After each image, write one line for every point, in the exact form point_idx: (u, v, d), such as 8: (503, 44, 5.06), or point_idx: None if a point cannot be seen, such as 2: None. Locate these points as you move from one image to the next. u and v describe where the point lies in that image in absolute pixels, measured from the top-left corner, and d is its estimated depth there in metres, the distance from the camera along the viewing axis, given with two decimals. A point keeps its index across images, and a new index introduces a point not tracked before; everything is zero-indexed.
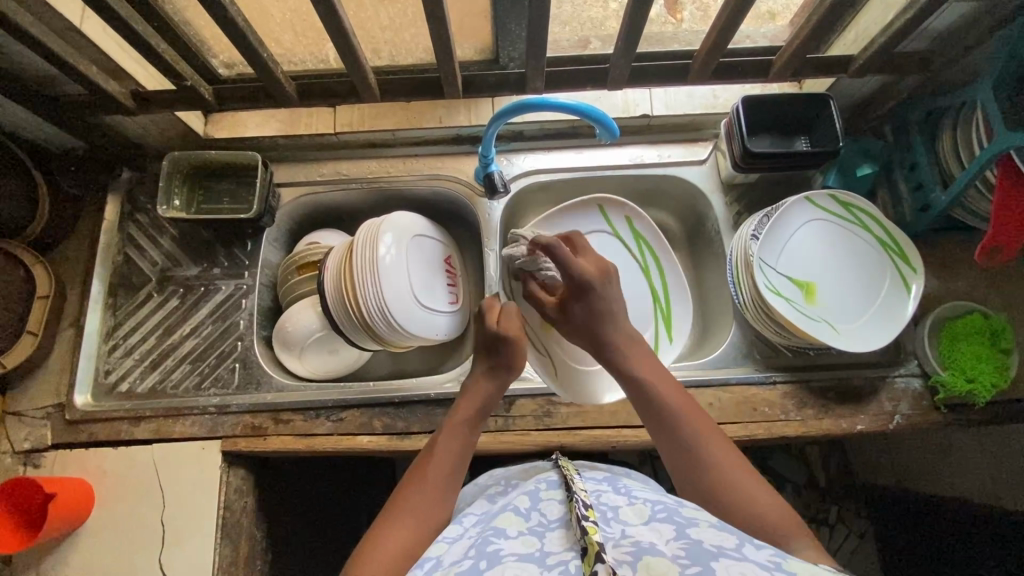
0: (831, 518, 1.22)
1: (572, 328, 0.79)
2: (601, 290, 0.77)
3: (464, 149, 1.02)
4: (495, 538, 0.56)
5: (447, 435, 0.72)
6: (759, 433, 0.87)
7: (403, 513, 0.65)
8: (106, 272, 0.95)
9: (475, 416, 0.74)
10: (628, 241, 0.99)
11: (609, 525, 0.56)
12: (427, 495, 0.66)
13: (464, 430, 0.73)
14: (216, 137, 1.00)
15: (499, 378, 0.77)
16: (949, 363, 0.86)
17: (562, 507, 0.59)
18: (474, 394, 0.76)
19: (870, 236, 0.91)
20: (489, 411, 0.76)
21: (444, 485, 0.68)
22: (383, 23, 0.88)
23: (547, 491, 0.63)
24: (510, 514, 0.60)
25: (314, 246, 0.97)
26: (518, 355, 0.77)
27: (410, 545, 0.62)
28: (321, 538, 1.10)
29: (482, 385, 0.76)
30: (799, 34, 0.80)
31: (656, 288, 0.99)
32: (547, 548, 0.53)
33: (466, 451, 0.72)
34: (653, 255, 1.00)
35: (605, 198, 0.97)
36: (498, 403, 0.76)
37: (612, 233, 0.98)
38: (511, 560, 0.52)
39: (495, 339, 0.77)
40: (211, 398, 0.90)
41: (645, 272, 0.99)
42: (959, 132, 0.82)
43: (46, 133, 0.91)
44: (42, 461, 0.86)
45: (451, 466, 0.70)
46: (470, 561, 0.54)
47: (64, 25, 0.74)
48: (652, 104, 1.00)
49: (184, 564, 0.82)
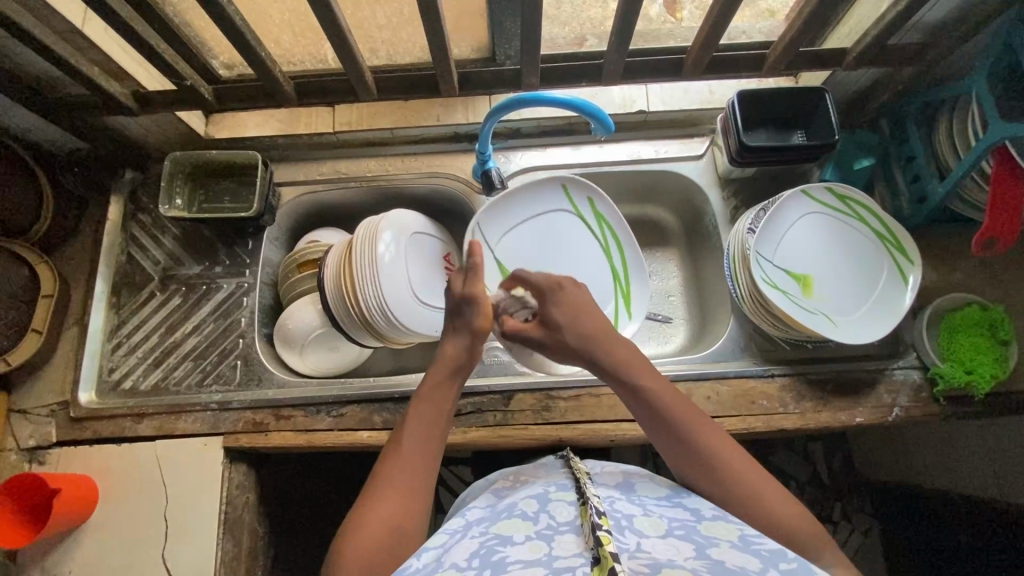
0: (835, 515, 1.21)
1: (553, 331, 0.76)
2: (571, 290, 0.79)
3: (462, 147, 1.03)
4: (500, 546, 0.54)
5: (422, 404, 0.72)
6: (758, 426, 0.87)
7: (387, 487, 0.65)
8: (109, 272, 0.96)
9: (446, 381, 0.74)
10: (591, 222, 0.98)
11: (624, 536, 0.54)
12: (407, 468, 0.67)
13: (436, 396, 0.73)
14: (217, 137, 1.02)
15: (466, 337, 0.76)
16: (948, 354, 0.86)
17: (571, 510, 0.58)
18: (442, 357, 0.75)
19: (866, 229, 0.91)
20: (462, 369, 0.75)
21: (425, 453, 0.69)
22: (380, 22, 0.89)
23: (557, 493, 0.61)
24: (516, 520, 0.58)
25: (314, 245, 0.98)
26: (483, 314, 0.76)
27: (397, 519, 0.63)
28: (322, 535, 1.10)
29: (448, 348, 0.76)
30: (790, 28, 0.80)
31: (616, 266, 0.99)
32: (556, 552, 0.52)
33: (439, 416, 0.72)
34: (614, 234, 0.99)
35: (569, 178, 0.96)
36: (472, 360, 0.76)
37: (573, 212, 0.98)
38: (518, 566, 0.51)
39: (460, 301, 0.78)
40: (213, 394, 0.91)
41: (606, 250, 0.99)
42: (955, 124, 0.82)
43: (52, 136, 0.92)
44: (47, 458, 0.87)
45: (426, 438, 0.70)
46: (474, 571, 0.52)
47: (67, 27, 0.75)
48: (649, 100, 1.02)
49: (187, 559, 0.83)
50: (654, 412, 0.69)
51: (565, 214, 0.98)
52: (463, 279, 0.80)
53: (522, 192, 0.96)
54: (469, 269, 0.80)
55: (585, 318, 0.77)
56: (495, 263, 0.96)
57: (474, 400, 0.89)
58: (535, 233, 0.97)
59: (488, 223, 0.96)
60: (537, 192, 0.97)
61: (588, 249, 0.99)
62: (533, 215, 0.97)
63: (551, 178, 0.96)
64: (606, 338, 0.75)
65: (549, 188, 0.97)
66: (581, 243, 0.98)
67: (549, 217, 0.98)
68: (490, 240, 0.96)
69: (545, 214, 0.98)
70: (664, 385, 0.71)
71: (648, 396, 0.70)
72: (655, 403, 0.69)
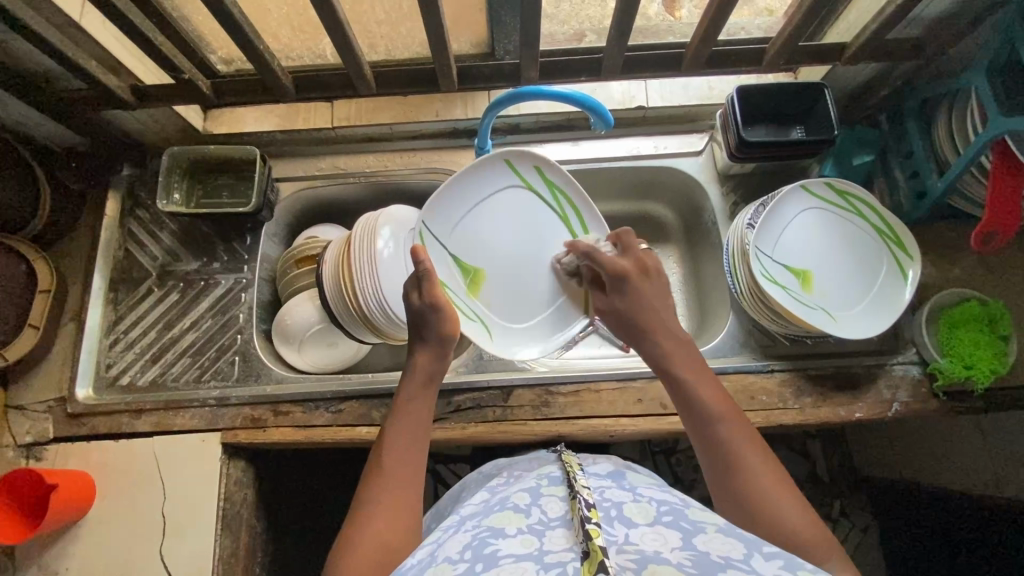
0: (834, 513, 1.22)
1: (614, 317, 0.77)
2: (640, 283, 0.75)
3: (462, 143, 1.04)
4: (492, 538, 0.54)
5: (400, 419, 0.71)
6: (758, 421, 0.87)
7: (374, 503, 0.64)
8: (107, 267, 0.96)
9: (420, 395, 0.73)
10: (543, 194, 0.91)
11: (612, 527, 0.53)
12: (388, 484, 0.66)
13: (411, 409, 0.72)
14: (215, 133, 1.01)
15: (436, 351, 0.74)
16: (948, 349, 0.86)
17: (563, 505, 0.57)
18: (413, 370, 0.74)
19: (866, 224, 0.91)
20: (434, 382, 0.74)
21: (408, 467, 0.67)
22: (379, 17, 0.88)
23: (548, 487, 0.62)
24: (508, 513, 0.58)
25: (313, 240, 0.98)
26: (450, 321, 0.74)
27: (389, 535, 0.61)
28: (318, 533, 1.10)
29: (419, 359, 0.74)
30: (791, 21, 0.80)
31: (576, 232, 0.92)
32: (546, 547, 0.51)
33: (418, 427, 0.71)
34: (569, 200, 0.92)
35: (510, 151, 0.88)
36: (444, 371, 0.75)
37: (524, 187, 0.90)
38: (508, 562, 0.50)
39: (422, 313, 0.74)
40: (211, 390, 0.90)
41: (563, 220, 0.92)
42: (954, 118, 0.82)
43: (50, 131, 0.92)
44: (45, 454, 0.87)
45: (407, 450, 0.69)
46: (465, 564, 0.51)
47: (65, 20, 0.75)
48: (648, 96, 1.01)
49: (184, 556, 0.83)
50: (689, 408, 0.67)
51: (513, 188, 0.90)
52: (418, 286, 0.74)
53: (463, 179, 0.86)
54: (422, 276, 0.73)
55: (648, 310, 0.73)
56: (452, 259, 0.87)
57: (474, 396, 0.89)
58: (484, 218, 0.89)
59: (433, 219, 0.85)
60: (479, 175, 0.88)
61: (548, 225, 0.91)
62: (480, 200, 0.89)
63: (493, 157, 0.87)
64: (665, 334, 0.72)
65: (490, 167, 0.88)
66: (538, 219, 0.91)
67: (497, 197, 0.90)
68: (440, 238, 0.86)
69: (492, 195, 0.89)
70: (712, 394, 0.67)
71: (692, 404, 0.67)
72: (704, 416, 0.66)
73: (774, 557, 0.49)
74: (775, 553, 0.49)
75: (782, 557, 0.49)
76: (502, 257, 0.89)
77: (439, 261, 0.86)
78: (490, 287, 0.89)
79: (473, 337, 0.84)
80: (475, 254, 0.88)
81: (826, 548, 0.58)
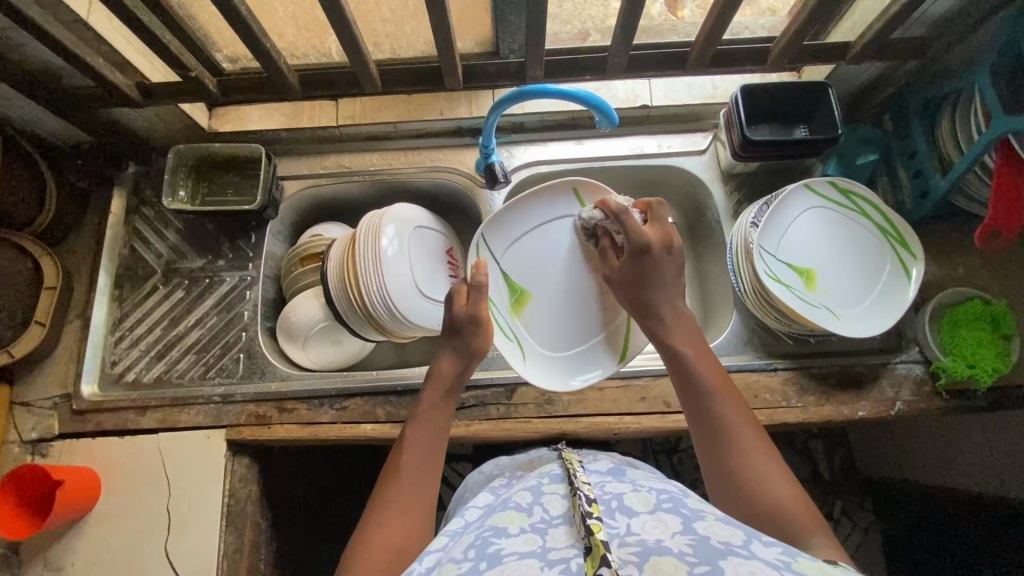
0: (835, 512, 1.22)
1: (625, 287, 0.77)
2: (659, 255, 0.75)
3: (466, 142, 1.04)
4: (495, 538, 0.54)
5: (421, 422, 0.72)
6: (761, 420, 0.87)
7: (391, 506, 0.64)
8: (112, 264, 0.96)
9: (441, 400, 0.74)
10: None
11: (614, 519, 0.54)
12: (405, 488, 0.66)
13: (433, 414, 0.72)
14: (219, 131, 1.01)
15: (464, 360, 0.76)
16: (951, 348, 0.86)
17: (564, 503, 0.58)
18: (437, 375, 0.75)
19: (869, 223, 0.91)
20: (457, 390, 0.75)
21: (425, 472, 0.68)
22: (385, 16, 0.89)
23: (549, 485, 0.62)
24: (510, 512, 0.58)
25: (317, 238, 0.98)
26: (485, 337, 0.76)
27: (404, 538, 0.62)
28: (322, 530, 1.11)
29: (443, 365, 0.76)
30: (796, 21, 0.80)
31: None
32: (549, 544, 0.52)
33: (439, 433, 0.71)
34: None
35: (578, 181, 0.87)
36: (467, 380, 0.76)
37: None
38: (511, 560, 0.50)
39: (462, 321, 0.76)
40: (216, 388, 0.90)
41: None
42: (957, 118, 0.82)
43: (56, 128, 0.92)
44: (50, 450, 0.87)
45: (426, 455, 0.69)
46: (469, 563, 0.51)
47: (73, 17, 0.75)
48: (652, 95, 1.02)
49: (190, 552, 0.83)
50: (689, 385, 0.68)
51: (576, 220, 0.89)
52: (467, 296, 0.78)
53: (524, 201, 0.88)
54: (474, 285, 0.78)
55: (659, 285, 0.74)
56: (502, 277, 0.89)
57: (478, 393, 0.89)
58: (542, 242, 0.90)
59: (491, 235, 0.88)
60: (543, 201, 0.88)
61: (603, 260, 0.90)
62: (540, 225, 0.89)
63: (559, 183, 0.87)
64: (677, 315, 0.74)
65: (557, 194, 0.88)
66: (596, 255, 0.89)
67: (559, 224, 0.89)
68: (494, 254, 0.89)
69: (553, 222, 0.89)
70: (717, 381, 0.67)
71: (695, 391, 0.67)
72: (707, 406, 0.66)
73: (773, 544, 0.48)
74: (774, 541, 0.49)
75: (781, 545, 0.49)
76: (555, 285, 0.90)
77: (491, 278, 0.88)
78: (534, 308, 0.90)
79: (507, 357, 0.85)
80: (528, 276, 0.90)
81: (818, 528, 0.57)
